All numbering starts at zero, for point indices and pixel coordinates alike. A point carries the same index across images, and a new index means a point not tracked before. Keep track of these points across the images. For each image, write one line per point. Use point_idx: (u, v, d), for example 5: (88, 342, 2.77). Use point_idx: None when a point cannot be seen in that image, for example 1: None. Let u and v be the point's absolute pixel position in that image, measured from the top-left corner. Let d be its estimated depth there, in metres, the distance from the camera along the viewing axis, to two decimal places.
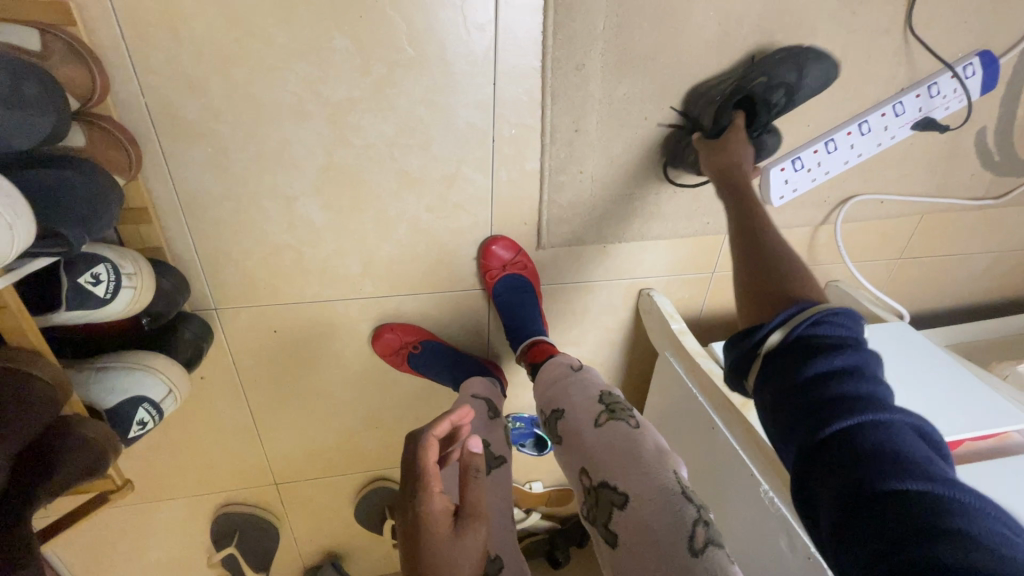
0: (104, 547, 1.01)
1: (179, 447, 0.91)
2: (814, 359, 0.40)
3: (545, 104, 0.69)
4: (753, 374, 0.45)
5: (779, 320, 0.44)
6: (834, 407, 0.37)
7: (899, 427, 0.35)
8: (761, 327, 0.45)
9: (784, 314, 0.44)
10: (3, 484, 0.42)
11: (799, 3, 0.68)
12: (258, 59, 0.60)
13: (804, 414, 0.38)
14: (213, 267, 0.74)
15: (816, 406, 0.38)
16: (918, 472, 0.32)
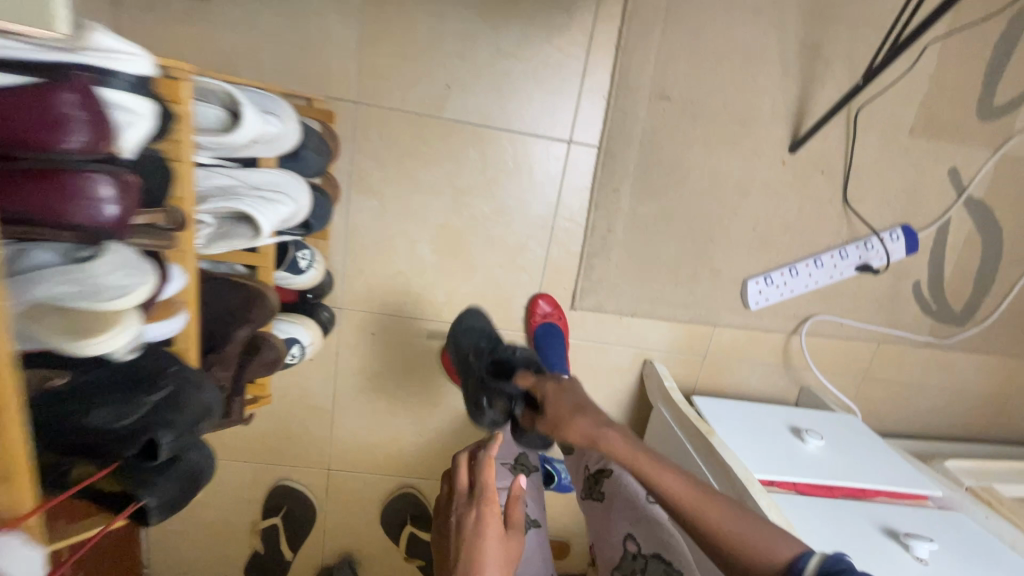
0: None
1: (271, 415, 1.18)
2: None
3: (591, 209, 1.05)
4: None
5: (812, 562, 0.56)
6: None
7: None
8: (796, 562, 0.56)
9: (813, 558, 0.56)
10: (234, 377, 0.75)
11: (765, 174, 1.04)
12: (423, 156, 1.01)
13: None
14: (349, 278, 1.08)
15: None
16: None
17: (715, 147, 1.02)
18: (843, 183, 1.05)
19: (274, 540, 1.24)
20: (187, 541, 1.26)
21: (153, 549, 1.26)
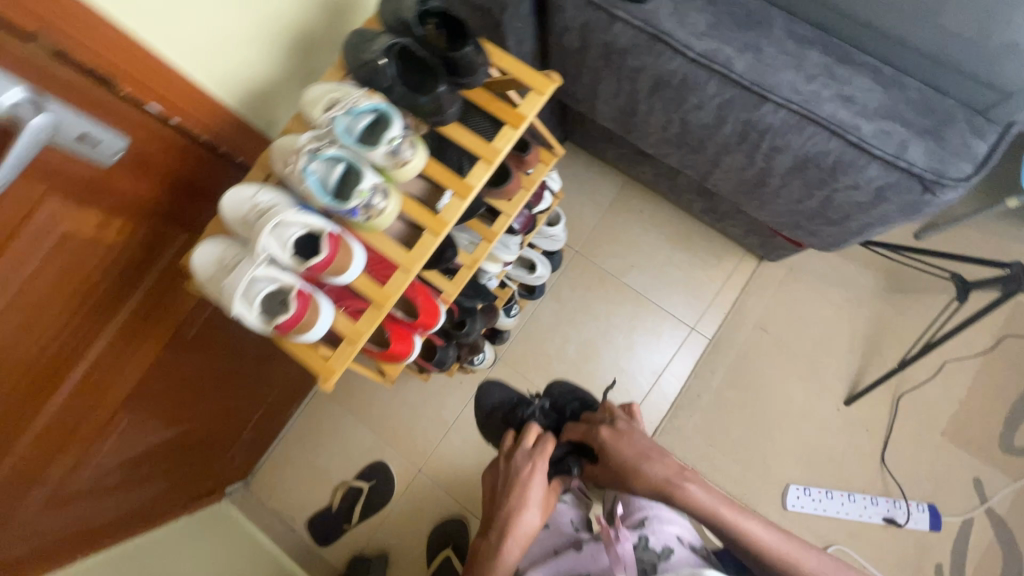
0: (312, 433, 1.62)
1: (409, 408, 1.60)
2: None
3: (689, 376, 1.49)
4: None
5: None
6: None
7: None
8: None
9: None
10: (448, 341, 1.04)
11: (821, 411, 1.43)
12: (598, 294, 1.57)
13: None
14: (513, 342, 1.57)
15: None
16: None
17: (789, 376, 1.45)
18: (880, 445, 1.39)
19: (349, 503, 1.55)
20: (289, 471, 1.60)
21: (264, 464, 1.61)
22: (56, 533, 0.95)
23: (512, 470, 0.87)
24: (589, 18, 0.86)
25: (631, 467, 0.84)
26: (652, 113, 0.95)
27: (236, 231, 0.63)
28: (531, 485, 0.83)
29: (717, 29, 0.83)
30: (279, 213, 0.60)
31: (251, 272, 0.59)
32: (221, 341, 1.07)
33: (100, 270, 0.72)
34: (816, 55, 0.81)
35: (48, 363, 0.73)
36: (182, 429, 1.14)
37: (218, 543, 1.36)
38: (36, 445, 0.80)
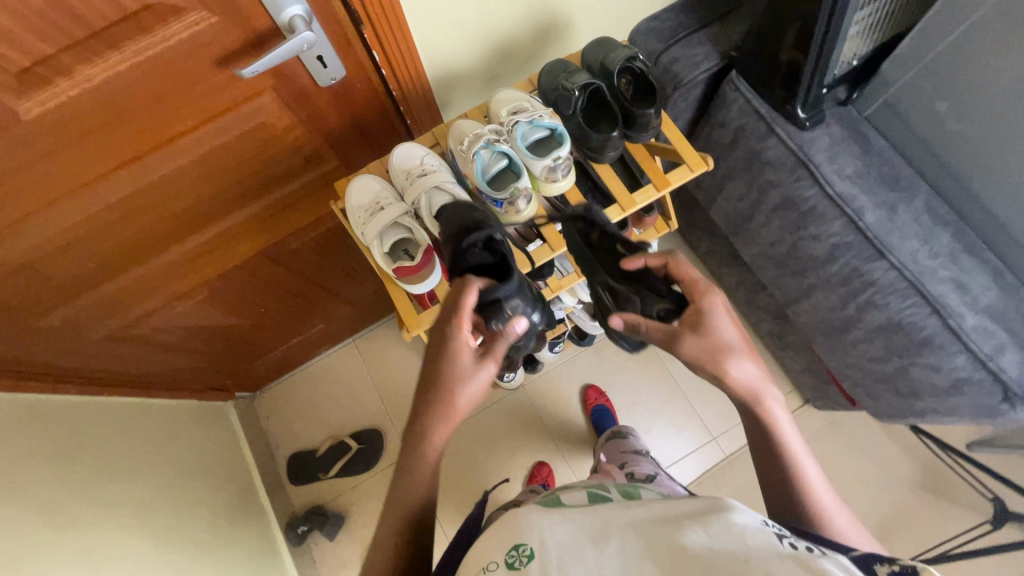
0: (328, 376, 1.67)
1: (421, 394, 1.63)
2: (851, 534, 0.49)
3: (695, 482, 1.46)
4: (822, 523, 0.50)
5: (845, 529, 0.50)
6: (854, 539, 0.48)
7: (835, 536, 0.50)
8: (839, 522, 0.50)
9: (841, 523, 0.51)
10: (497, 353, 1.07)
11: None
12: (640, 366, 1.57)
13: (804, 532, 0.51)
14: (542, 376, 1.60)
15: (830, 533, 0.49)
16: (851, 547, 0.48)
17: None
18: None
19: (334, 456, 1.58)
20: (293, 401, 1.65)
21: (277, 385, 1.67)
22: (102, 359, 1.05)
23: (455, 340, 0.57)
24: (747, 123, 0.93)
25: (713, 344, 0.57)
26: (767, 227, 1.00)
27: (396, 180, 0.72)
28: (490, 352, 0.57)
29: (863, 178, 0.86)
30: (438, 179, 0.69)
31: (399, 216, 0.67)
32: (306, 261, 1.15)
33: (264, 162, 0.82)
34: (945, 238, 0.83)
35: (184, 216, 0.84)
36: (238, 322, 1.22)
37: (212, 438, 1.42)
38: (137, 279, 0.90)
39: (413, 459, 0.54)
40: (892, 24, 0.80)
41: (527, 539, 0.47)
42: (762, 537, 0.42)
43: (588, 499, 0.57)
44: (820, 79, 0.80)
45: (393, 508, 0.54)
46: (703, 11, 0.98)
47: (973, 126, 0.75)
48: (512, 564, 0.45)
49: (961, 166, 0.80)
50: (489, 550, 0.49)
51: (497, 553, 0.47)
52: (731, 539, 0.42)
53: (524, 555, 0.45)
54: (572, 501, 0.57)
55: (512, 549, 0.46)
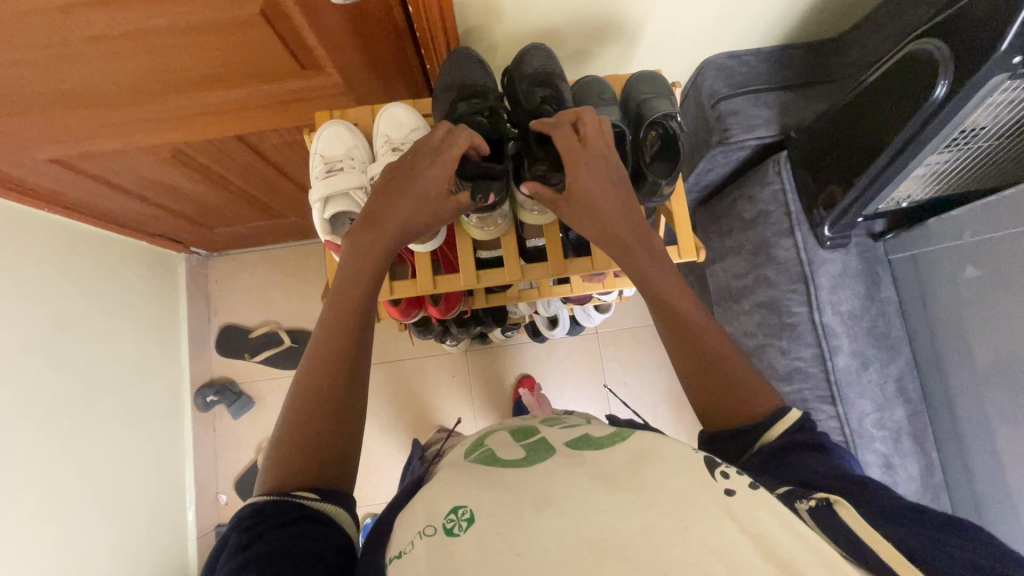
0: (285, 267, 1.63)
1: None
2: (828, 466, 0.46)
3: None
4: (801, 473, 0.46)
5: (818, 461, 0.47)
6: (838, 477, 0.45)
7: (821, 467, 0.46)
8: (811, 464, 0.47)
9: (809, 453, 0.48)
10: (439, 327, 1.02)
11: None
12: (583, 378, 1.55)
13: (799, 479, 0.46)
14: (488, 351, 1.57)
15: (814, 479, 0.45)
16: (845, 482, 0.44)
17: None
18: None
19: (265, 344, 1.58)
20: (244, 277, 1.63)
21: (235, 255, 1.64)
22: (46, 176, 0.99)
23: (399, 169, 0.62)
24: (773, 212, 0.86)
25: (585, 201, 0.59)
26: (747, 315, 0.95)
27: (374, 143, 0.69)
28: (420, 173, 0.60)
29: (854, 321, 0.80)
30: None
31: (353, 187, 0.65)
32: (287, 157, 1.07)
33: (259, 57, 0.73)
34: (899, 415, 0.79)
35: (160, 79, 0.75)
36: (203, 190, 1.15)
37: (144, 281, 1.40)
38: (97, 120, 0.83)
39: (363, 298, 0.58)
40: (966, 181, 0.71)
41: (470, 501, 0.43)
42: (697, 493, 0.41)
43: (524, 446, 0.53)
44: (861, 210, 0.73)
45: (320, 335, 0.56)
46: (788, 70, 0.86)
47: (980, 323, 0.71)
48: (450, 530, 0.42)
49: (954, 358, 0.75)
50: (424, 510, 0.45)
51: (436, 516, 0.43)
52: (672, 506, 0.40)
53: (463, 521, 0.42)
54: (507, 453, 0.52)
55: (451, 512, 0.43)
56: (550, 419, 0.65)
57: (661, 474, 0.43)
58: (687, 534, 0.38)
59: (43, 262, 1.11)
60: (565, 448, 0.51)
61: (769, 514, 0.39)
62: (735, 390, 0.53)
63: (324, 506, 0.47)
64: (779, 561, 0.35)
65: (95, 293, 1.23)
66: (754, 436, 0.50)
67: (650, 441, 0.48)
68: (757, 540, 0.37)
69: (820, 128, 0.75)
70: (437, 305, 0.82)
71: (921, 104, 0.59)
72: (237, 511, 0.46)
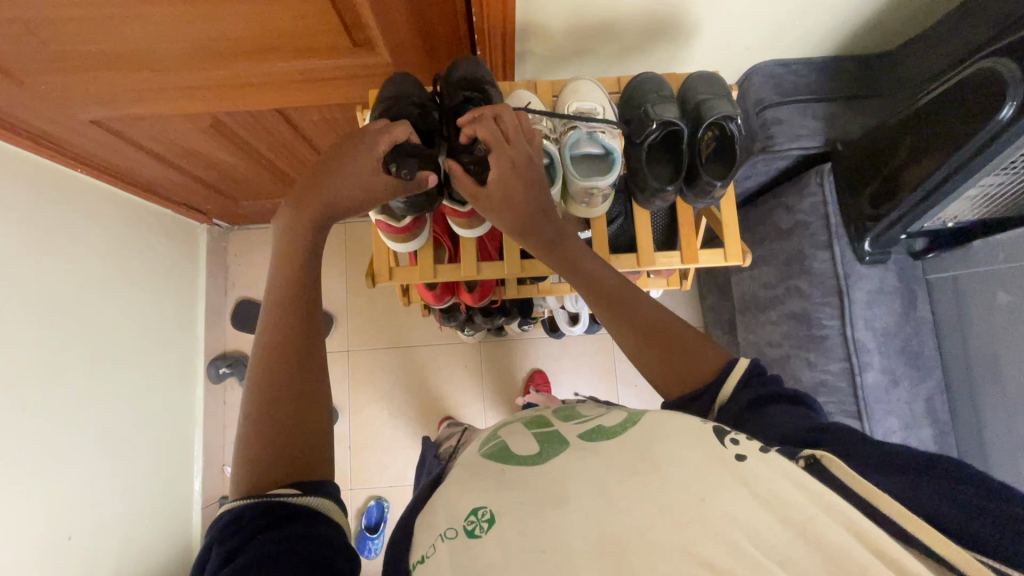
0: None
1: (384, 303, 1.58)
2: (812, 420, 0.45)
3: None
4: (789, 431, 0.44)
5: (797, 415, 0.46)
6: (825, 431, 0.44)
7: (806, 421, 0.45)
8: (788, 419, 0.45)
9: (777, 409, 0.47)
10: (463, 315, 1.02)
11: None
12: (595, 377, 1.55)
13: (792, 436, 0.44)
14: (501, 343, 1.57)
15: (807, 433, 0.44)
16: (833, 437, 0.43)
17: None
18: None
19: None
20: (263, 252, 1.63)
21: (256, 231, 1.64)
22: (80, 138, 0.99)
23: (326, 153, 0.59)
24: (812, 223, 0.85)
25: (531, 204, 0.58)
26: (774, 325, 0.95)
27: None
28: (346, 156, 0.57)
29: (887, 338, 0.80)
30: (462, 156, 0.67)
31: None
32: (320, 133, 1.06)
33: (311, 27, 0.72)
34: (925, 433, 0.79)
35: (203, 43, 0.75)
36: (234, 162, 1.15)
37: (166, 248, 1.40)
38: (135, 81, 0.82)
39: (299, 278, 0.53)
40: (1015, 204, 0.70)
41: (489, 500, 0.40)
42: (705, 465, 0.38)
43: (534, 436, 0.47)
44: (905, 227, 0.73)
45: (262, 330, 0.51)
46: (837, 81, 0.86)
47: (1017, 346, 0.70)
48: (471, 532, 0.38)
49: (986, 379, 0.75)
50: (440, 513, 0.42)
51: (457, 518, 0.40)
52: (682, 478, 0.38)
53: (484, 522, 0.38)
54: (519, 444, 0.46)
55: (471, 514, 0.39)
56: (563, 410, 0.60)
57: (668, 448, 0.40)
58: (703, 507, 0.36)
59: (71, 222, 1.10)
60: (580, 441, 0.45)
61: (784, 478, 0.37)
62: (678, 356, 0.53)
63: (308, 500, 0.44)
64: (808, 533, 0.34)
65: (117, 255, 1.22)
66: (710, 396, 0.50)
67: (660, 422, 0.44)
68: (778, 508, 0.35)
69: (873, 140, 0.75)
70: (471, 293, 0.82)
71: (986, 123, 0.59)
72: (209, 528, 0.42)
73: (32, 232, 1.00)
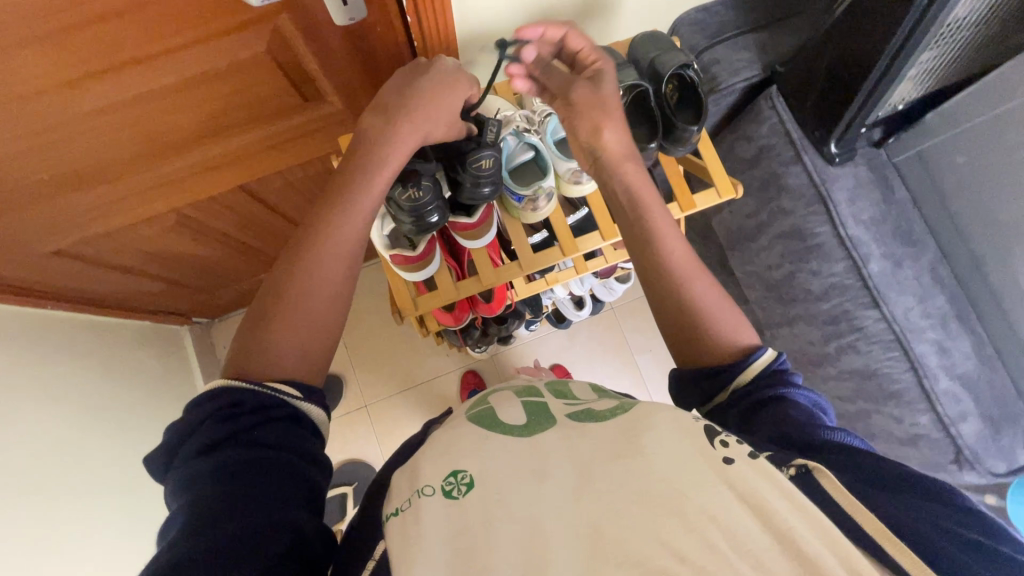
0: None
1: (387, 348, 1.55)
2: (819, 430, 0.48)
3: None
4: (786, 441, 0.48)
5: (805, 422, 0.49)
6: (826, 443, 0.47)
7: (806, 428, 0.49)
8: (794, 429, 0.49)
9: (793, 415, 0.50)
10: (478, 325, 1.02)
11: None
12: (609, 354, 1.57)
13: (790, 444, 0.48)
14: (513, 351, 1.57)
15: (805, 444, 0.47)
16: (833, 448, 0.46)
17: None
18: None
19: None
20: None
21: (236, 317, 1.60)
22: (46, 275, 0.94)
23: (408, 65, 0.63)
24: (775, 144, 0.90)
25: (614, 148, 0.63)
26: (768, 250, 0.98)
27: None
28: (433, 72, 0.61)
29: (876, 226, 0.85)
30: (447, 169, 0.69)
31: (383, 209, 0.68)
32: (286, 202, 1.05)
33: (260, 98, 0.73)
34: (940, 301, 0.84)
35: (158, 140, 0.73)
36: (203, 253, 1.12)
37: (158, 360, 1.33)
38: (87, 199, 0.78)
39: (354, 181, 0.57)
40: (951, 72, 0.76)
41: (466, 465, 0.46)
42: (697, 464, 0.42)
43: (524, 409, 0.53)
44: (862, 120, 0.78)
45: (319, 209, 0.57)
46: (756, 12, 0.91)
47: (992, 193, 0.77)
48: (449, 492, 0.44)
49: (975, 233, 0.81)
50: (417, 475, 0.47)
51: (433, 478, 0.45)
52: (671, 473, 0.41)
53: (462, 485, 0.44)
54: (510, 414, 0.53)
55: (450, 476, 0.45)
56: (553, 382, 0.65)
57: (655, 438, 0.44)
58: (685, 500, 0.39)
59: (69, 352, 1.04)
60: (567, 420, 0.51)
61: (767, 482, 0.40)
62: (709, 332, 0.57)
63: (302, 407, 0.50)
64: (767, 521, 0.37)
65: (121, 377, 1.16)
66: (730, 375, 0.54)
67: (656, 411, 0.48)
68: (754, 507, 0.38)
69: (808, 54, 0.80)
70: (489, 303, 0.83)
71: (908, 5, 0.63)
72: (206, 393, 0.48)
73: (47, 374, 0.96)
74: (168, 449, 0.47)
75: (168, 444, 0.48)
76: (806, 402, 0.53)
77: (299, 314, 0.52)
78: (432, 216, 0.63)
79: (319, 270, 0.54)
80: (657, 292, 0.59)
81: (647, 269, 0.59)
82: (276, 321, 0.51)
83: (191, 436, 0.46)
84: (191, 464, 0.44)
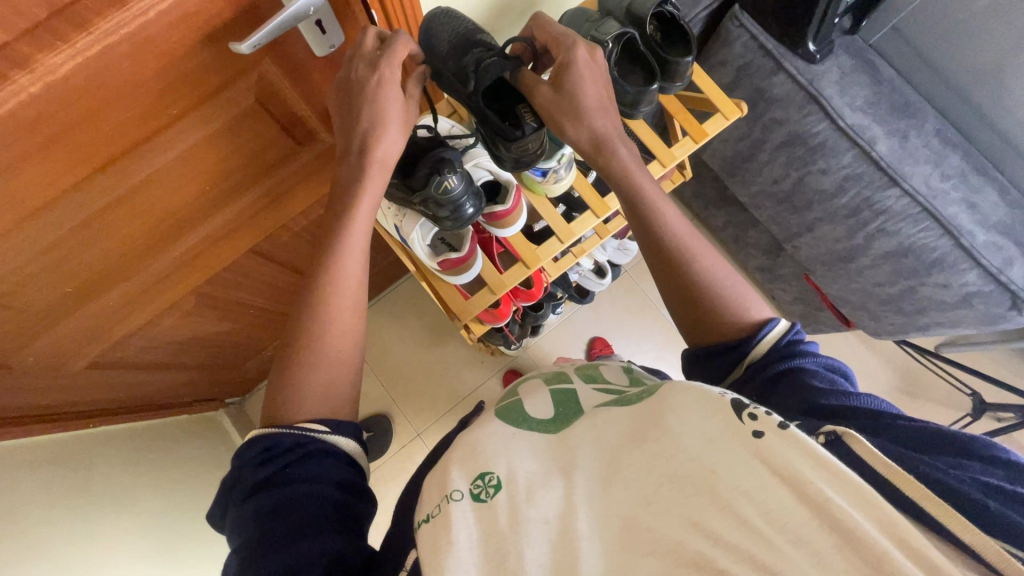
0: None
1: (424, 373, 1.54)
2: (842, 395, 0.49)
3: None
4: (811, 410, 0.49)
5: (826, 389, 0.50)
6: (851, 410, 0.47)
7: (829, 393, 0.49)
8: (818, 396, 0.49)
9: (813, 384, 0.51)
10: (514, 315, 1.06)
11: None
12: (638, 317, 1.58)
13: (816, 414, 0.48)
14: (547, 339, 1.57)
15: (832, 412, 0.48)
16: (859, 413, 0.47)
17: None
18: None
19: None
20: None
21: (267, 385, 1.57)
22: (85, 390, 0.92)
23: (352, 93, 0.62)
24: (753, 60, 0.91)
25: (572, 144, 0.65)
26: (770, 164, 0.99)
27: None
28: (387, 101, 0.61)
29: (873, 108, 0.88)
30: (476, 157, 0.75)
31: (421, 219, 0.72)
32: (293, 260, 1.03)
33: (250, 154, 0.73)
34: (955, 160, 0.88)
35: (159, 227, 0.72)
36: (225, 329, 1.10)
37: (209, 446, 1.29)
38: (107, 300, 0.76)
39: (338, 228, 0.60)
40: None
41: (493, 468, 0.47)
42: (722, 437, 0.40)
43: (552, 399, 0.58)
44: (834, 12, 0.79)
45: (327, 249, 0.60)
46: None
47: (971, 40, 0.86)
48: (477, 495, 0.45)
49: (970, 84, 0.88)
50: (446, 480, 0.48)
51: (461, 484, 0.46)
52: (697, 452, 0.41)
53: (490, 486, 0.45)
54: (540, 402, 0.57)
55: (477, 479, 0.46)
56: (584, 366, 0.66)
57: (680, 416, 0.44)
58: (715, 479, 0.39)
59: (132, 460, 1.01)
60: (594, 408, 0.54)
61: (798, 450, 0.37)
62: (714, 312, 0.58)
63: (336, 438, 0.52)
64: (799, 491, 0.36)
65: (183, 473, 1.13)
66: (742, 352, 0.55)
67: (672, 390, 0.47)
68: (786, 479, 0.36)
69: None
70: (532, 288, 0.89)
71: None
72: (245, 442, 0.51)
73: (118, 487, 0.93)
74: (222, 493, 0.51)
75: (222, 493, 0.51)
76: (818, 367, 0.54)
77: (322, 366, 0.55)
78: (468, 206, 0.67)
79: (332, 313, 0.57)
80: (668, 273, 0.61)
81: (659, 251, 0.61)
82: (300, 377, 0.54)
83: (237, 484, 0.49)
84: (241, 508, 0.47)
